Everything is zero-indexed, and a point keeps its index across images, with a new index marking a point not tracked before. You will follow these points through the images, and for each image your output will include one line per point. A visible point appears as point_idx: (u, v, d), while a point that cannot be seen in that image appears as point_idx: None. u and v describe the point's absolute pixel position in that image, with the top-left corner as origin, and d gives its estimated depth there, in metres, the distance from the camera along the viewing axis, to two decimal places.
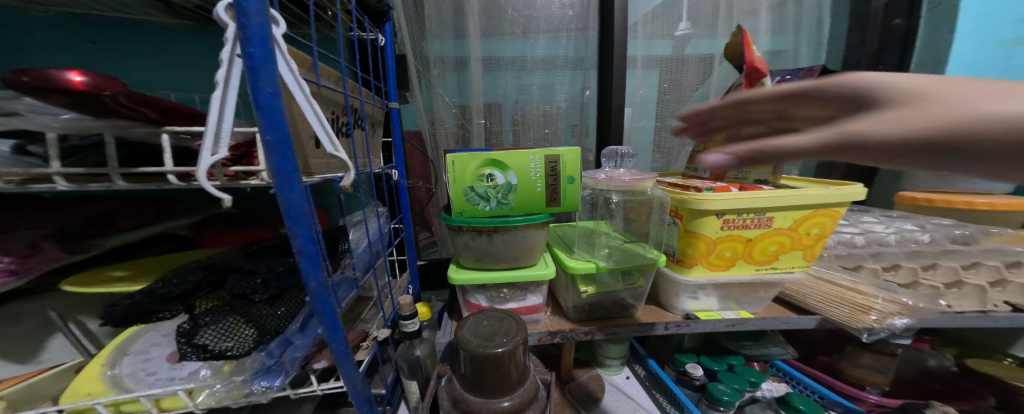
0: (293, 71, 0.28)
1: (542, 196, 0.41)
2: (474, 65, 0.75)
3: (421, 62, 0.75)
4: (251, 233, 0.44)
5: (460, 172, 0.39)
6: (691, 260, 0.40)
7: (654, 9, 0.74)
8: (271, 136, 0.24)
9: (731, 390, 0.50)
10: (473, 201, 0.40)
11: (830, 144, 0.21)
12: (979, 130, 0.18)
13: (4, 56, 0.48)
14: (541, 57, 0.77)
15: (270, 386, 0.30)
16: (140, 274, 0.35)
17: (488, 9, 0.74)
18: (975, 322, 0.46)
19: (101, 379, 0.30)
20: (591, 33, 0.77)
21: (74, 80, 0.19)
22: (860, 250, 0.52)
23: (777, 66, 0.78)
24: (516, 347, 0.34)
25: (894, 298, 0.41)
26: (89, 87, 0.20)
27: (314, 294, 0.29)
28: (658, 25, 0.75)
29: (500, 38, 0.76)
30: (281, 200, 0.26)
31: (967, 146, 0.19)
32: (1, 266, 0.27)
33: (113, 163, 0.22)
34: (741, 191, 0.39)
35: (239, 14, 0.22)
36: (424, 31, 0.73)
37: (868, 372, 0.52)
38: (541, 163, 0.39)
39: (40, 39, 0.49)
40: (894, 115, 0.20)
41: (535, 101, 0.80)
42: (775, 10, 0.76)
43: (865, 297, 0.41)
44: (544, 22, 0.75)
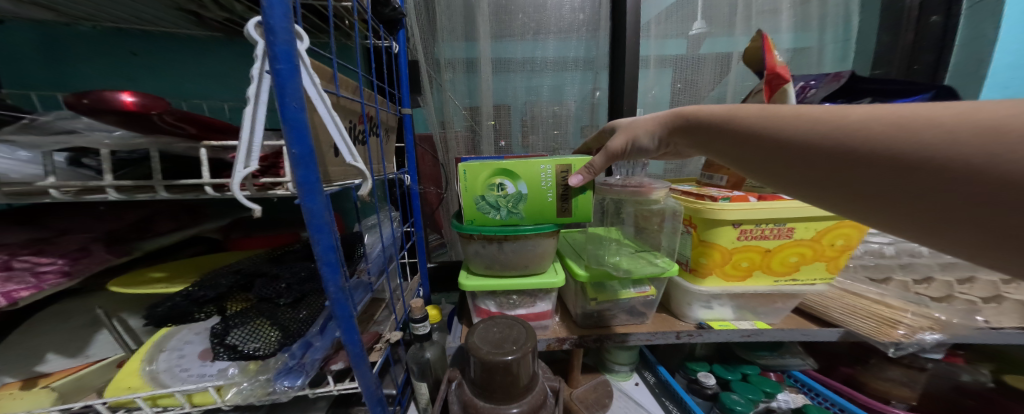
0: (315, 84, 0.29)
1: (553, 206, 0.39)
2: (484, 67, 0.75)
3: (433, 66, 0.77)
4: (272, 238, 0.46)
5: (471, 181, 0.38)
6: (705, 269, 0.40)
7: (666, 9, 0.73)
8: (296, 149, 0.26)
9: (744, 400, 0.49)
10: (484, 210, 0.39)
11: (606, 156, 0.38)
12: (644, 132, 0.38)
13: (58, 70, 0.53)
14: (552, 58, 0.77)
15: (291, 385, 0.31)
16: (177, 275, 0.37)
17: (498, 12, 0.75)
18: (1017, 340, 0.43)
19: (140, 374, 0.32)
20: (601, 34, 0.77)
21: (126, 100, 0.21)
22: (888, 260, 0.50)
23: (799, 65, 0.75)
24: (526, 354, 0.35)
25: (926, 313, 0.40)
26: (139, 107, 0.21)
27: (334, 298, 0.31)
28: (671, 25, 0.74)
29: (511, 40, 0.76)
30: (304, 210, 0.27)
31: (641, 139, 0.38)
32: (56, 268, 0.29)
33: (158, 176, 0.23)
34: (760, 200, 0.36)
35: (267, 33, 0.23)
36: (436, 36, 0.75)
37: (894, 386, 0.49)
38: (552, 172, 0.38)
39: (86, 53, 0.55)
40: (627, 136, 0.39)
41: (544, 102, 0.80)
42: (798, 7, 0.74)
43: (892, 311, 0.40)
44: (554, 24, 0.76)
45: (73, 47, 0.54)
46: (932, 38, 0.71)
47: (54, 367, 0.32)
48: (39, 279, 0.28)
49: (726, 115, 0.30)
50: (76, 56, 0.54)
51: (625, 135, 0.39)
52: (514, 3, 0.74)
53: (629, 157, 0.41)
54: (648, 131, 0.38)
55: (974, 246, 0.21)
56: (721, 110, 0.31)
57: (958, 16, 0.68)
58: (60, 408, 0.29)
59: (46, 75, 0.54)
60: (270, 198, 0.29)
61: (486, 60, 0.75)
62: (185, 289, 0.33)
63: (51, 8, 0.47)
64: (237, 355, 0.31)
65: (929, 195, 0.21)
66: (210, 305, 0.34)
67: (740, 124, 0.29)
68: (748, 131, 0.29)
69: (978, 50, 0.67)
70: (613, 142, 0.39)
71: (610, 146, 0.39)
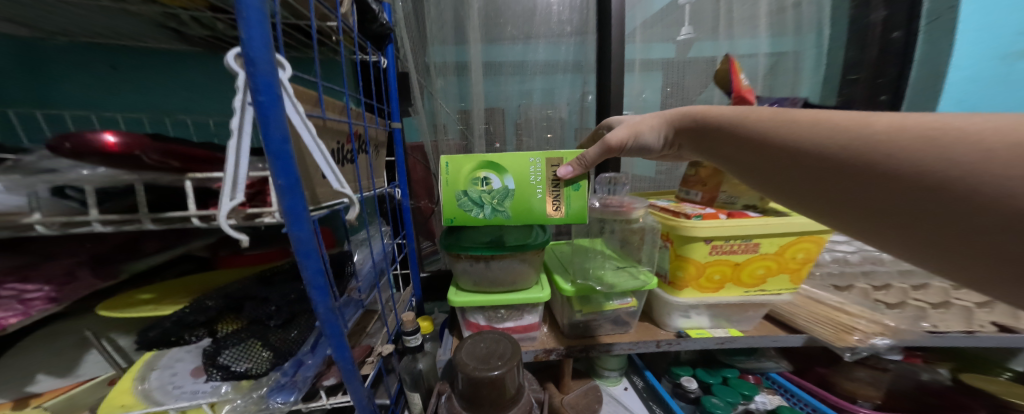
0: (298, 111, 0.30)
1: (542, 202, 0.40)
2: (475, 70, 0.77)
3: (422, 68, 0.77)
4: (262, 255, 0.47)
5: (454, 175, 0.40)
6: (682, 282, 0.42)
7: (653, 15, 0.77)
8: (282, 179, 0.27)
9: (724, 403, 0.51)
10: (465, 207, 0.40)
11: (604, 147, 0.40)
12: (647, 128, 0.42)
13: (29, 84, 0.51)
14: (542, 61, 0.79)
15: (284, 401, 0.32)
16: (165, 295, 0.37)
17: (488, 17, 0.77)
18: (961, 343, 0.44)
19: (133, 392, 0.32)
20: (589, 39, 0.79)
21: (109, 141, 0.21)
22: (853, 268, 0.52)
23: (778, 69, 0.79)
24: (512, 369, 0.36)
25: (878, 319, 0.42)
26: (121, 147, 0.21)
27: (324, 319, 0.31)
28: (658, 29, 0.77)
29: (501, 43, 0.78)
30: (292, 237, 0.28)
31: (641, 134, 0.42)
32: (43, 295, 0.29)
33: (144, 209, 0.24)
34: (728, 217, 0.40)
35: (248, 65, 0.24)
36: (426, 39, 0.76)
37: (860, 385, 0.52)
38: (542, 166, 0.39)
39: (63, 66, 0.53)
40: (630, 129, 0.42)
41: (536, 105, 0.82)
42: (777, 15, 0.78)
43: (849, 317, 0.42)
44: (544, 29, 0.77)
45: (48, 61, 0.52)
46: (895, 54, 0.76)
47: (44, 387, 0.33)
48: (27, 305, 0.28)
49: (742, 118, 0.33)
50: (51, 70, 0.53)
51: (629, 128, 0.42)
52: (503, 10, 0.76)
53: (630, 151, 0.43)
54: (650, 128, 0.42)
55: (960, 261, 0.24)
56: (734, 113, 0.34)
57: (917, 33, 0.73)
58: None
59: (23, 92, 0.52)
60: (257, 225, 0.29)
61: (477, 64, 0.77)
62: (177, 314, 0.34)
63: (29, 24, 0.46)
64: (229, 374, 0.32)
65: (935, 216, 0.24)
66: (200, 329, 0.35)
67: (754, 129, 0.31)
68: (765, 138, 0.31)
69: (935, 67, 0.72)
70: (614, 135, 0.41)
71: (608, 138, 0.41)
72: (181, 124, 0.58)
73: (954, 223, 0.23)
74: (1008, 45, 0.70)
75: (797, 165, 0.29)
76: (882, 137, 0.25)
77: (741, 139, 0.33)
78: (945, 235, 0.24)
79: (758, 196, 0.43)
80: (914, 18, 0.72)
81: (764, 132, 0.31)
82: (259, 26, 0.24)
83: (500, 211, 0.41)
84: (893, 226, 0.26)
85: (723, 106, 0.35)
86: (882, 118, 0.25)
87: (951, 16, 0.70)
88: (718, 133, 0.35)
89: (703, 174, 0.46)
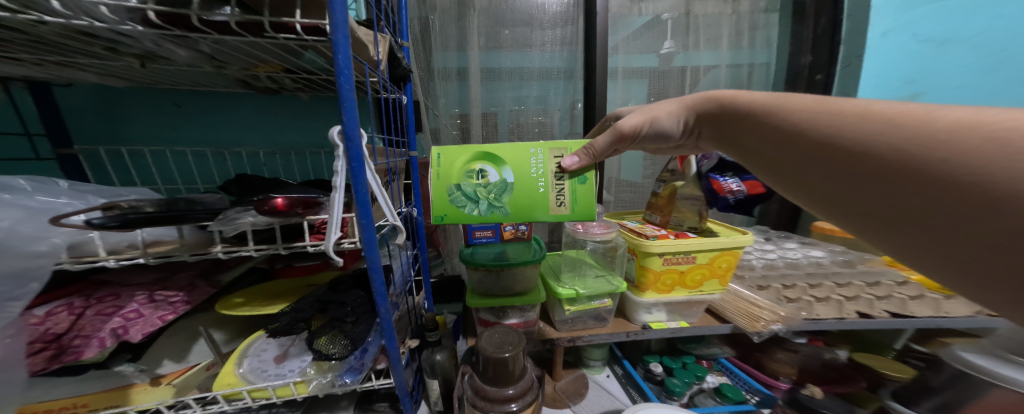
0: (373, 168, 0.41)
1: (540, 195, 0.46)
2: (474, 75, 0.90)
3: (426, 70, 0.89)
4: (311, 268, 0.59)
5: (446, 168, 0.46)
6: (644, 285, 0.55)
7: (634, 31, 0.92)
8: (363, 220, 0.39)
9: (682, 382, 0.65)
10: (458, 202, 0.46)
11: (614, 136, 0.46)
12: (659, 113, 0.48)
13: (110, 123, 0.60)
14: (537, 69, 0.93)
15: (351, 380, 0.44)
16: (252, 299, 0.48)
17: (488, 29, 0.90)
18: (835, 327, 0.54)
19: (234, 374, 0.44)
20: (577, 50, 0.93)
21: (279, 201, 0.33)
22: (798, 271, 0.60)
23: (735, 79, 0.98)
24: (518, 353, 0.48)
25: (776, 310, 0.53)
26: (284, 205, 0.34)
27: (382, 317, 0.43)
28: (641, 42, 0.93)
29: (499, 52, 0.91)
30: (366, 259, 0.40)
31: (653, 121, 0.48)
32: (181, 298, 0.40)
33: (281, 241, 0.35)
34: (677, 237, 0.54)
35: (347, 140, 0.37)
36: (429, 48, 0.88)
37: (781, 365, 0.66)
38: (543, 156, 0.46)
39: (135, 105, 0.61)
40: (645, 114, 0.48)
41: (529, 109, 0.95)
42: (734, 38, 0.96)
43: (757, 309, 0.54)
44: (541, 39, 0.91)
45: (124, 100, 0.60)
46: (817, 90, 0.95)
47: (167, 369, 0.44)
48: (174, 306, 0.39)
49: (772, 108, 0.35)
50: (127, 109, 0.60)
51: (643, 116, 0.48)
52: (504, 41, 0.91)
53: (644, 136, 0.49)
54: (664, 115, 0.48)
55: (959, 277, 0.25)
56: (762, 99, 0.36)
57: (834, 76, 0.92)
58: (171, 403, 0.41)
59: (103, 129, 0.59)
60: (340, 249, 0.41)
61: (476, 70, 0.91)
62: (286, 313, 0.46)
63: (127, 80, 0.54)
64: (319, 357, 0.42)
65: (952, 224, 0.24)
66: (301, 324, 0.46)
67: (785, 120, 0.33)
68: (796, 131, 0.32)
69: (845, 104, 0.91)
70: (626, 122, 0.48)
71: (620, 127, 0.47)
72: (237, 157, 0.67)
73: (971, 238, 0.23)
74: (893, 90, 0.86)
75: (823, 159, 0.30)
76: (951, 135, 0.24)
77: (772, 129, 0.34)
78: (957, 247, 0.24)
79: (698, 219, 0.55)
80: (831, 63, 0.92)
81: (796, 124, 0.32)
82: (353, 112, 0.37)
83: (496, 207, 0.46)
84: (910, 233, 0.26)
85: (752, 92, 0.37)
86: (950, 114, 0.24)
87: (858, 65, 0.87)
88: (748, 120, 0.37)
89: (660, 201, 0.59)
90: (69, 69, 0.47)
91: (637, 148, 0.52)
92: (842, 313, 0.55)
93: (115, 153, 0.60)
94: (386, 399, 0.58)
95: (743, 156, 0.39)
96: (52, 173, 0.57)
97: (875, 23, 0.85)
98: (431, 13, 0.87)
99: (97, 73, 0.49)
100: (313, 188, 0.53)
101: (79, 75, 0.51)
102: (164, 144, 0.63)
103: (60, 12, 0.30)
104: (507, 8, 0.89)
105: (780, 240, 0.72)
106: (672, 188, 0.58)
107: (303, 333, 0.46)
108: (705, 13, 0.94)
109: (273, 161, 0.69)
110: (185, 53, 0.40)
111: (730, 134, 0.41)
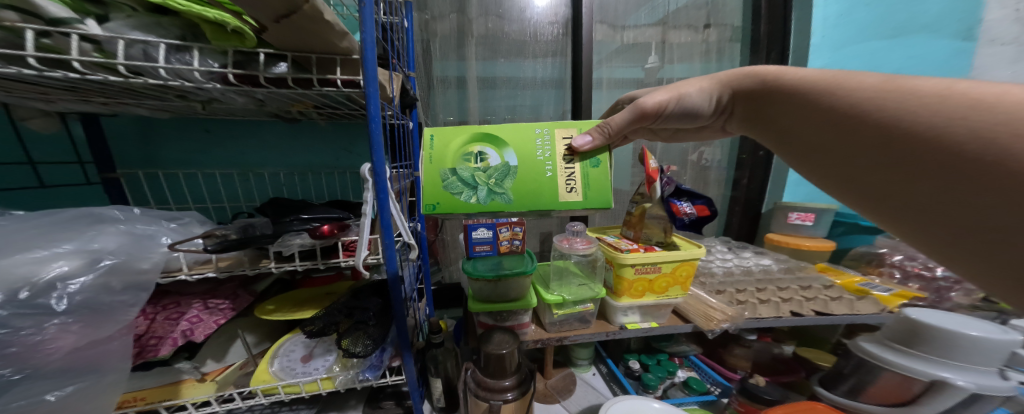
0: (396, 202, 0.49)
1: (541, 179, 0.49)
2: (472, 83, 1.00)
3: (427, 78, 0.99)
4: (328, 278, 0.67)
5: (440, 152, 0.49)
6: (620, 291, 0.65)
7: (616, 49, 1.04)
8: (386, 241, 0.47)
9: (656, 377, 0.74)
10: (454, 189, 0.47)
11: (636, 112, 0.53)
12: (687, 91, 0.54)
13: (148, 150, 0.67)
14: (529, 78, 1.03)
15: (370, 376, 0.51)
16: (281, 306, 0.56)
17: (486, 44, 1.00)
18: (774, 325, 0.63)
19: (268, 371, 0.51)
20: (566, 61, 1.03)
21: (325, 228, 0.43)
22: (747, 277, 0.71)
23: None
24: (513, 349, 0.56)
25: (727, 311, 0.63)
26: (328, 230, 0.43)
27: (398, 323, 0.51)
28: (620, 60, 1.05)
29: (495, 63, 1.01)
30: (386, 273, 0.48)
31: (680, 99, 0.54)
32: (227, 305, 0.48)
33: (322, 259, 0.44)
34: (646, 251, 0.64)
35: (376, 176, 0.45)
36: (430, 55, 0.98)
37: (739, 360, 0.77)
38: (550, 136, 0.50)
39: (172, 131, 0.67)
40: (672, 90, 0.55)
41: (523, 117, 1.05)
42: (702, 58, 1.09)
43: (712, 310, 0.64)
44: (533, 52, 1.02)
45: (162, 128, 0.66)
46: None
47: (210, 368, 0.50)
48: (222, 312, 0.47)
49: (833, 87, 0.37)
50: (166, 137, 0.67)
51: (670, 92, 0.55)
52: (499, 70, 1.01)
53: (670, 111, 0.54)
54: (691, 92, 0.53)
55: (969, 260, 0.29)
56: (814, 76, 0.39)
57: None
58: (217, 395, 0.47)
59: (141, 156, 0.66)
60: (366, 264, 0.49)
61: (474, 78, 1.01)
62: (320, 319, 0.51)
63: (174, 112, 0.60)
64: (348, 355, 0.48)
65: (969, 208, 0.28)
66: (331, 327, 0.52)
67: (844, 100, 0.35)
68: (859, 112, 0.34)
69: None
70: (650, 98, 0.53)
71: (643, 103, 0.53)
72: (261, 178, 0.73)
73: (981, 223, 0.28)
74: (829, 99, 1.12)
75: (873, 141, 0.33)
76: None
77: (827, 113, 0.37)
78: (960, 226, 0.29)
79: (662, 233, 0.66)
80: None
81: (860, 104, 0.34)
82: (381, 153, 0.45)
83: (495, 193, 0.48)
84: (929, 219, 0.31)
85: (804, 69, 0.40)
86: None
87: None
88: (800, 99, 0.40)
89: (633, 219, 0.69)
90: (127, 106, 0.53)
91: (663, 125, 0.58)
92: (780, 312, 0.65)
93: (151, 176, 0.67)
94: (393, 397, 0.64)
95: (781, 135, 0.43)
96: (95, 195, 0.64)
97: (816, 59, 1.04)
98: (432, 37, 0.98)
99: (150, 108, 0.55)
100: (336, 208, 0.61)
101: (132, 110, 0.57)
102: (196, 167, 0.70)
103: (160, 76, 0.39)
104: (504, 34, 1.00)
105: (738, 249, 0.83)
106: (642, 208, 0.67)
107: (334, 335, 0.52)
108: (680, 42, 1.07)
109: (293, 179, 0.75)
110: (241, 99, 0.48)
111: (774, 111, 0.44)
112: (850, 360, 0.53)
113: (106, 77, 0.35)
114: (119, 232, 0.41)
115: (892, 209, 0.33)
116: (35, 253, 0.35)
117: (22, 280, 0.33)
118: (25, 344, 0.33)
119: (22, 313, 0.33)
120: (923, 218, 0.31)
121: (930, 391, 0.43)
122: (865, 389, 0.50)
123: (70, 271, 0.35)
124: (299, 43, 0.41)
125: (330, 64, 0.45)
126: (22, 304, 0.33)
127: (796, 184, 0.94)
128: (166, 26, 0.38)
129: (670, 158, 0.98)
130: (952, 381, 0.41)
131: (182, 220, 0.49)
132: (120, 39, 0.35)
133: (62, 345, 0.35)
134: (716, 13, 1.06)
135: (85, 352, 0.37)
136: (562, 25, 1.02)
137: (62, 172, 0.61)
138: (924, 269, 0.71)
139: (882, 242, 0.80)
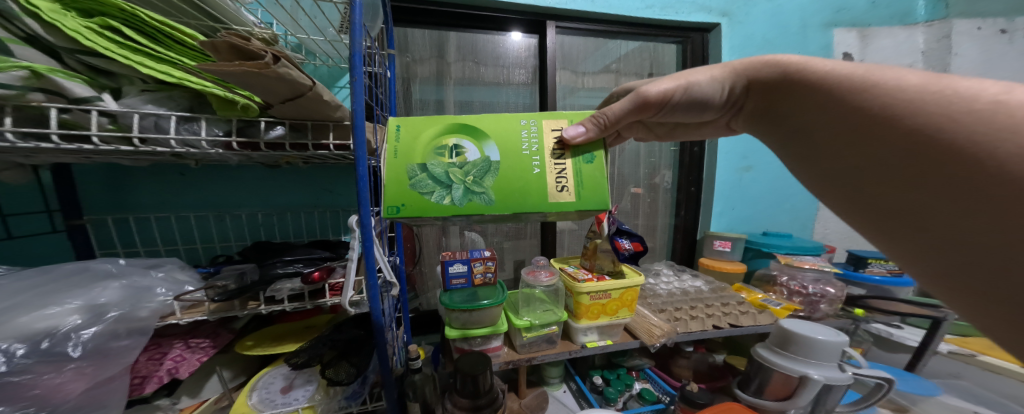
0: (383, 253, 0.55)
1: (512, 177, 0.50)
2: (451, 108, 1.10)
3: (406, 102, 1.08)
4: (306, 312, 0.70)
5: (406, 146, 0.51)
6: (579, 315, 0.74)
7: (576, 86, 1.20)
8: (370, 281, 0.51)
9: (616, 390, 0.82)
10: (425, 189, 0.49)
11: (634, 102, 0.53)
12: (694, 78, 0.53)
13: (117, 196, 0.68)
14: (504, 102, 1.14)
15: (352, 403, 0.55)
16: (261, 342, 0.58)
17: (462, 79, 1.11)
18: (700, 336, 0.77)
19: (246, 404, 0.53)
20: (535, 89, 1.17)
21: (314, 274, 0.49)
22: (682, 297, 0.85)
23: None
24: (485, 370, 0.62)
25: (665, 327, 0.75)
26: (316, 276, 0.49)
27: (380, 353, 0.55)
28: (580, 94, 1.21)
29: (472, 92, 1.11)
30: (371, 310, 0.52)
31: (687, 87, 0.53)
32: (208, 343, 0.53)
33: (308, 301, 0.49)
34: (599, 279, 0.75)
35: (362, 226, 0.49)
36: (411, 86, 1.08)
37: (683, 369, 0.88)
38: (536, 125, 0.53)
39: (143, 176, 0.68)
40: (678, 76, 0.54)
41: None
42: None
43: (651, 327, 0.76)
44: (505, 85, 1.14)
45: (133, 175, 0.68)
46: None
47: (183, 404, 0.53)
48: (203, 351, 0.52)
49: (867, 84, 0.34)
50: (137, 182, 0.69)
51: (677, 79, 0.54)
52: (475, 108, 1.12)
53: (676, 99, 0.53)
54: (699, 81, 0.52)
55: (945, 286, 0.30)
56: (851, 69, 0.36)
57: None
58: None
59: (112, 202, 0.68)
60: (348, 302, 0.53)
61: (452, 102, 1.11)
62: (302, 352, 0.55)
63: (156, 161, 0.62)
64: (331, 382, 0.53)
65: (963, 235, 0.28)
66: (314, 359, 0.55)
67: (878, 100, 0.33)
68: (890, 115, 0.32)
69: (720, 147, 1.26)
70: (653, 86, 0.53)
71: (645, 91, 0.52)
72: (237, 219, 0.76)
73: (972, 252, 0.28)
74: None
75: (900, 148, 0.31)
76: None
77: (852, 113, 0.35)
78: (952, 247, 0.29)
79: (610, 263, 0.78)
80: None
81: (895, 106, 0.32)
82: (366, 208, 0.49)
83: (476, 194, 0.48)
84: (920, 239, 0.31)
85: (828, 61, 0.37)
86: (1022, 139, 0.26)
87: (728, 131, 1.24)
88: (818, 94, 0.38)
89: (589, 250, 0.81)
90: (108, 157, 0.56)
91: (667, 116, 0.57)
92: (705, 326, 0.78)
93: (121, 222, 0.68)
94: None
95: (794, 133, 0.42)
96: (61, 243, 0.65)
97: None
98: (413, 76, 1.08)
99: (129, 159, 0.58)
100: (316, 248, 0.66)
101: (115, 160, 0.59)
102: (168, 210, 0.71)
103: (167, 143, 0.44)
104: (479, 74, 1.12)
105: (677, 271, 0.98)
106: (595, 243, 0.80)
107: (315, 367, 0.55)
108: None
109: (269, 220, 0.78)
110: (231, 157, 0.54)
111: (786, 106, 0.43)
112: (752, 363, 0.65)
113: (121, 147, 0.40)
114: (121, 285, 0.46)
115: (894, 221, 0.32)
116: (48, 310, 0.39)
117: (43, 333, 0.38)
118: (47, 386, 0.38)
119: (45, 360, 0.37)
120: (916, 236, 0.31)
121: (801, 386, 0.57)
122: (767, 387, 0.62)
123: (81, 323, 0.40)
124: (298, 114, 0.47)
125: (323, 129, 0.52)
126: (44, 353, 0.37)
127: (723, 211, 1.13)
128: (177, 99, 0.44)
129: (625, 188, 1.13)
130: (811, 376, 0.56)
131: (165, 268, 0.54)
132: (135, 113, 0.41)
133: (76, 386, 0.40)
134: (657, 62, 1.28)
135: (95, 391, 0.42)
136: (531, 69, 1.16)
137: (32, 220, 0.63)
138: (800, 287, 0.89)
139: (774, 265, 0.97)
